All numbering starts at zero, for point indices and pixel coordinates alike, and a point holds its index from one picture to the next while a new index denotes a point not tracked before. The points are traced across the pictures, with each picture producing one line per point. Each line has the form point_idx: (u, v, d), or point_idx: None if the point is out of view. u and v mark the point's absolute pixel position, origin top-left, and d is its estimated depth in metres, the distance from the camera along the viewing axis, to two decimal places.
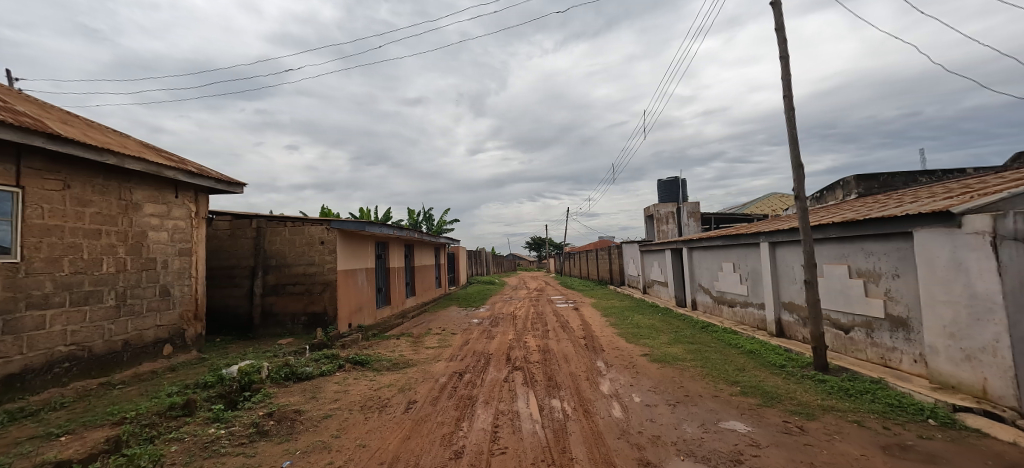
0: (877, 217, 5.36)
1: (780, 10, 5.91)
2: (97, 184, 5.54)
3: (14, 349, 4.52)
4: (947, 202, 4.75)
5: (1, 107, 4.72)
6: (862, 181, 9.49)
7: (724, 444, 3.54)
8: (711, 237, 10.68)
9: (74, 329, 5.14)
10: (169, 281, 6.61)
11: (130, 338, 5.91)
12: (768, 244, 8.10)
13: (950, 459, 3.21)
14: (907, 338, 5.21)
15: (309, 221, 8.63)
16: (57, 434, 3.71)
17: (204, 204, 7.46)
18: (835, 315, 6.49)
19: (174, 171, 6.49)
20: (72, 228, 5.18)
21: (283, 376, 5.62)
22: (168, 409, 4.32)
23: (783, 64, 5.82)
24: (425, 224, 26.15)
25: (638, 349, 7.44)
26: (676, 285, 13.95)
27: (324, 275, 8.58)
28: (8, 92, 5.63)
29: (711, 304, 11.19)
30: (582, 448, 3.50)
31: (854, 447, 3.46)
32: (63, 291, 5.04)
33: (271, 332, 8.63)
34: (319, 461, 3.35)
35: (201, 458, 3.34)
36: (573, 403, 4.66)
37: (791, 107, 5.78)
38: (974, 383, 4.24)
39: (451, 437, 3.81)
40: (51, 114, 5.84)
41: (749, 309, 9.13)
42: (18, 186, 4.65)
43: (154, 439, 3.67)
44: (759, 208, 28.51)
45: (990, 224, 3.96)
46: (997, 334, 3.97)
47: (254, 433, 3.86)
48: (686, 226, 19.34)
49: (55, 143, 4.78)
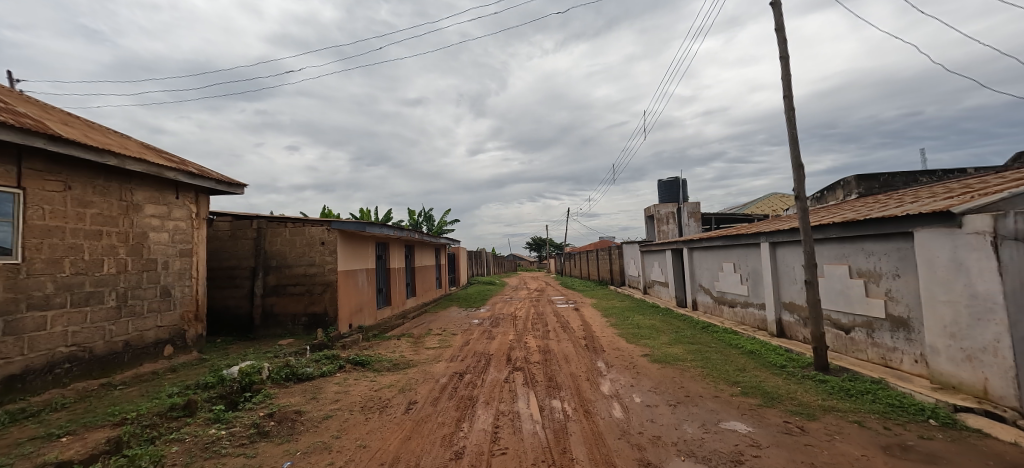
0: (877, 217, 5.37)
1: (779, 10, 5.92)
2: (98, 185, 5.55)
3: (15, 350, 4.52)
4: (948, 202, 4.74)
5: (2, 108, 4.73)
6: (862, 181, 9.51)
7: (724, 444, 3.54)
8: (712, 236, 10.68)
9: (75, 330, 5.15)
10: (170, 282, 6.62)
11: (131, 338, 5.92)
12: (768, 244, 8.10)
13: (951, 459, 3.21)
14: (907, 338, 5.20)
15: (310, 222, 8.63)
16: (58, 434, 3.72)
17: (204, 205, 7.47)
18: (835, 315, 6.48)
19: (174, 171, 6.49)
20: (73, 229, 5.19)
21: (284, 376, 5.63)
22: (169, 410, 4.33)
23: (783, 64, 5.82)
24: (425, 224, 26.15)
25: (638, 349, 7.45)
26: (676, 285, 13.93)
27: (324, 276, 8.59)
28: (9, 94, 5.63)
29: (711, 305, 11.19)
30: (582, 448, 3.51)
31: (855, 447, 3.46)
32: (64, 291, 5.04)
33: (271, 333, 8.64)
34: (320, 461, 3.35)
35: (202, 459, 3.35)
36: (573, 404, 4.66)
37: (791, 107, 5.78)
38: (975, 383, 4.24)
39: (451, 437, 3.82)
40: (53, 115, 5.85)
41: (749, 309, 9.13)
42: (19, 187, 4.66)
43: (155, 440, 3.67)
44: (759, 208, 28.52)
45: (991, 224, 3.96)
46: (997, 334, 3.98)
47: (254, 433, 3.87)
48: (686, 226, 19.37)
49: (55, 144, 4.79)
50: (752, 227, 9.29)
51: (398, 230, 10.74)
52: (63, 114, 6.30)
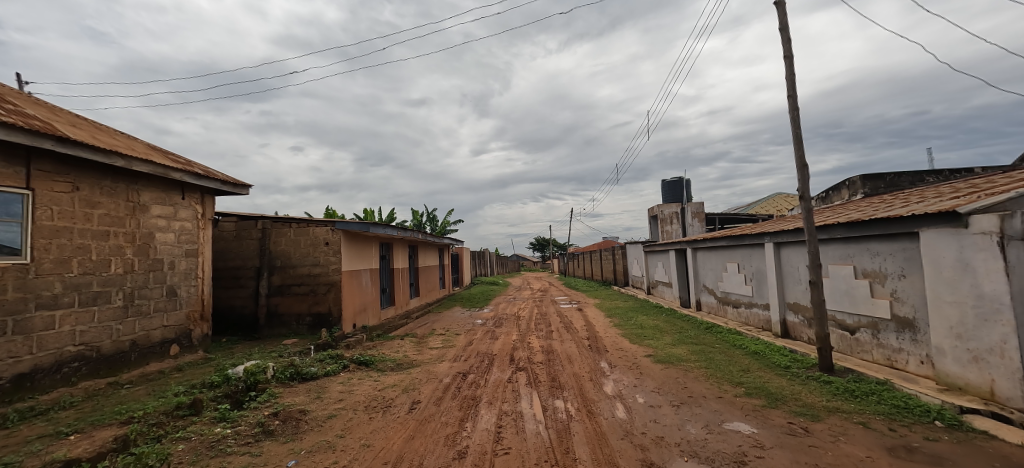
0: (882, 217, 5.34)
1: (784, 10, 5.89)
2: (106, 186, 5.62)
3: (24, 349, 4.59)
4: (954, 202, 4.70)
5: (13, 110, 4.81)
6: (867, 181, 9.44)
7: (727, 446, 3.53)
8: (716, 236, 10.61)
9: (83, 330, 5.20)
10: (177, 282, 6.68)
11: (138, 338, 5.96)
12: (773, 244, 8.05)
13: (957, 460, 3.20)
14: (913, 339, 5.16)
15: (314, 222, 8.68)
16: (66, 433, 3.76)
17: (210, 205, 7.52)
18: (841, 315, 6.44)
19: (180, 172, 6.56)
20: (81, 230, 5.25)
21: (288, 376, 5.67)
22: (175, 409, 4.35)
23: (788, 64, 5.79)
24: (428, 226, 26.19)
25: (641, 349, 7.42)
26: (681, 285, 13.82)
27: (329, 276, 8.64)
28: (18, 96, 5.71)
29: (716, 305, 11.08)
30: (585, 449, 3.52)
31: (859, 448, 3.44)
32: (72, 291, 5.10)
33: (276, 333, 8.69)
34: (323, 461, 3.37)
35: (208, 457, 3.38)
36: (577, 404, 4.67)
37: (796, 107, 5.75)
38: (981, 384, 4.21)
39: (454, 437, 3.83)
40: (61, 117, 5.94)
41: (754, 309, 9.05)
42: (28, 188, 4.72)
43: (162, 438, 3.71)
44: (762, 209, 28.40)
45: (997, 224, 3.95)
46: (1004, 335, 3.95)
47: (259, 433, 3.90)
48: (690, 226, 19.38)
49: (64, 146, 4.85)
50: (756, 227, 9.22)
51: (402, 231, 10.76)
52: (71, 116, 6.40)
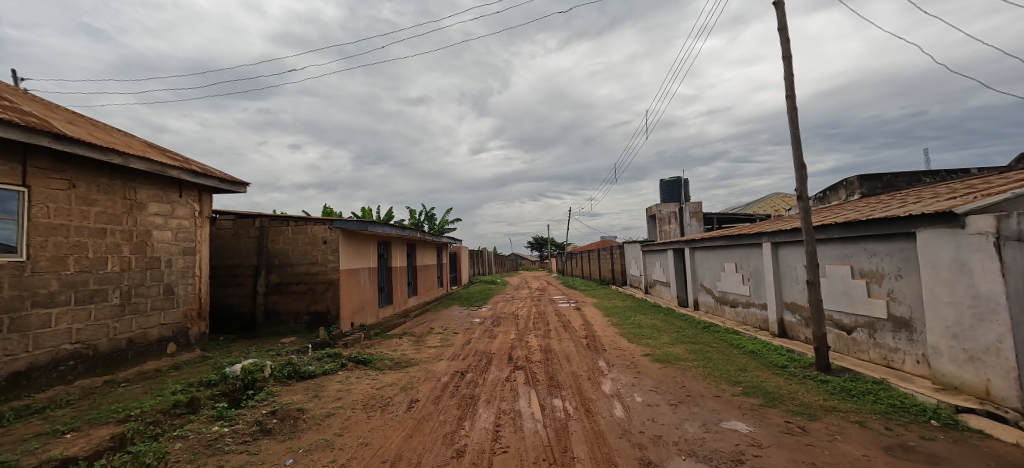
0: (880, 218, 5.35)
1: (782, 12, 5.90)
2: (102, 183, 5.58)
3: (20, 347, 4.57)
4: (950, 202, 4.73)
5: (8, 107, 4.75)
6: (864, 181, 9.49)
7: (725, 444, 3.54)
8: (714, 237, 10.64)
9: (79, 328, 5.18)
10: (174, 280, 6.65)
11: (134, 336, 5.93)
12: (770, 244, 8.10)
13: (953, 459, 3.21)
14: (910, 338, 5.19)
15: (311, 221, 8.65)
16: (63, 431, 3.75)
17: (207, 203, 7.47)
18: (838, 315, 6.47)
19: (178, 170, 6.52)
20: (77, 227, 5.22)
21: (286, 374, 5.65)
22: (172, 408, 4.35)
23: (785, 65, 5.81)
24: (428, 223, 26.59)
25: (639, 349, 7.43)
26: (678, 285, 13.96)
27: (326, 274, 8.60)
28: (13, 92, 5.66)
29: (713, 304, 11.17)
30: (582, 448, 3.52)
31: (856, 447, 3.46)
32: (69, 289, 5.08)
33: (274, 331, 8.67)
34: (321, 459, 3.36)
35: (205, 456, 3.37)
36: (575, 403, 4.67)
37: (794, 107, 5.76)
38: (977, 384, 4.23)
39: (452, 436, 3.83)
40: (57, 114, 5.88)
41: (751, 309, 9.11)
42: (25, 185, 4.70)
43: (158, 436, 3.70)
44: (761, 209, 28.43)
45: (994, 225, 3.96)
46: (1000, 335, 3.97)
47: (257, 431, 3.89)
48: (689, 226, 19.44)
49: (61, 143, 4.82)
50: (754, 227, 9.26)
51: (400, 230, 10.77)
52: (67, 113, 6.33)
